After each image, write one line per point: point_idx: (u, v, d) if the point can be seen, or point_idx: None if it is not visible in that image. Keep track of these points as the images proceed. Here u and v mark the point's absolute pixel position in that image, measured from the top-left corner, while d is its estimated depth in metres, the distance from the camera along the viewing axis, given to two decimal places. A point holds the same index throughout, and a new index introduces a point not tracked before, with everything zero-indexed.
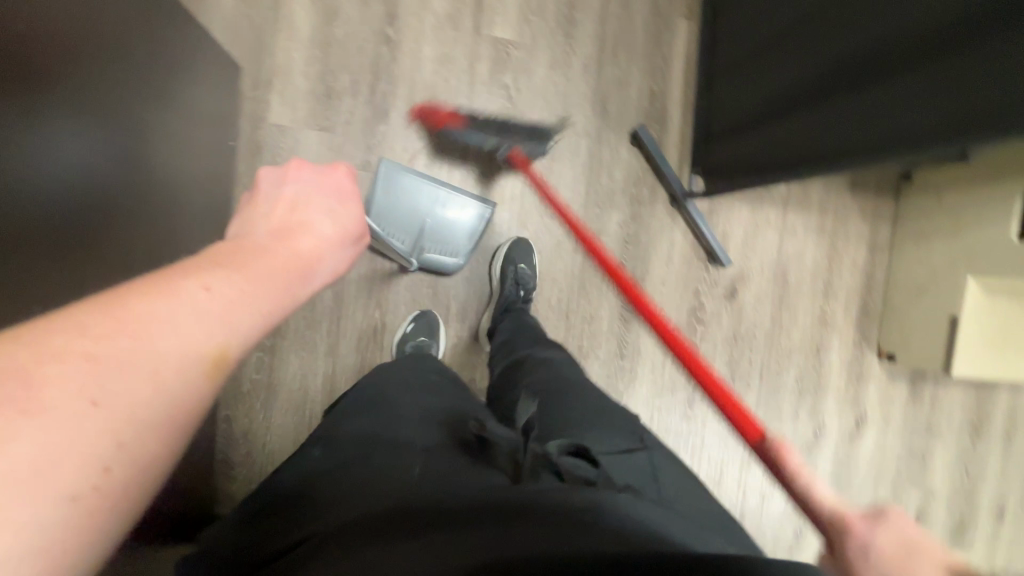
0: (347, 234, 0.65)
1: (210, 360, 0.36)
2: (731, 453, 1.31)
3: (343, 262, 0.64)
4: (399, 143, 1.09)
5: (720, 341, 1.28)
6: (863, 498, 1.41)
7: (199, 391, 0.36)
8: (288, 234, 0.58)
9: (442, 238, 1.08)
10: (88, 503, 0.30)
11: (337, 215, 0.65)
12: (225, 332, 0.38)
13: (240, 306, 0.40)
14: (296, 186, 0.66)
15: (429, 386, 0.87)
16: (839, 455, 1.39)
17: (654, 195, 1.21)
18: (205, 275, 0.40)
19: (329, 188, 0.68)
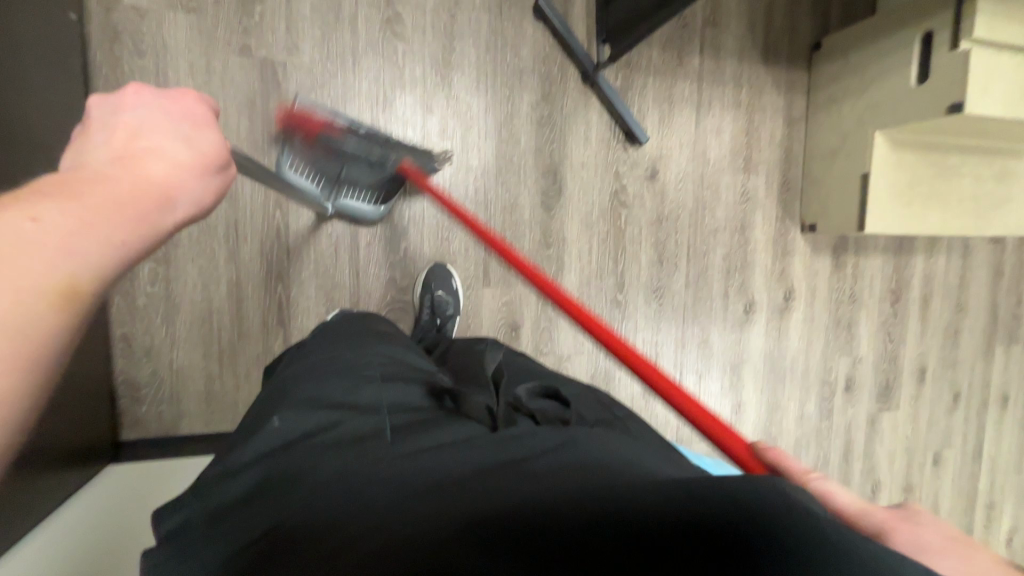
0: (208, 164, 0.44)
1: (65, 288, 0.32)
2: (665, 335, 1.32)
3: (209, 198, 0.45)
4: (280, 25, 1.00)
5: (645, 224, 1.27)
6: (797, 370, 1.46)
7: (57, 322, 0.31)
8: (124, 163, 0.40)
9: (365, 185, 1.03)
10: None
11: (191, 137, 0.45)
12: (70, 260, 0.32)
13: (87, 231, 0.34)
14: (137, 117, 0.45)
15: (380, 340, 0.76)
16: (770, 331, 1.42)
17: (565, 72, 1.17)
18: (34, 201, 0.33)
19: (179, 113, 0.46)
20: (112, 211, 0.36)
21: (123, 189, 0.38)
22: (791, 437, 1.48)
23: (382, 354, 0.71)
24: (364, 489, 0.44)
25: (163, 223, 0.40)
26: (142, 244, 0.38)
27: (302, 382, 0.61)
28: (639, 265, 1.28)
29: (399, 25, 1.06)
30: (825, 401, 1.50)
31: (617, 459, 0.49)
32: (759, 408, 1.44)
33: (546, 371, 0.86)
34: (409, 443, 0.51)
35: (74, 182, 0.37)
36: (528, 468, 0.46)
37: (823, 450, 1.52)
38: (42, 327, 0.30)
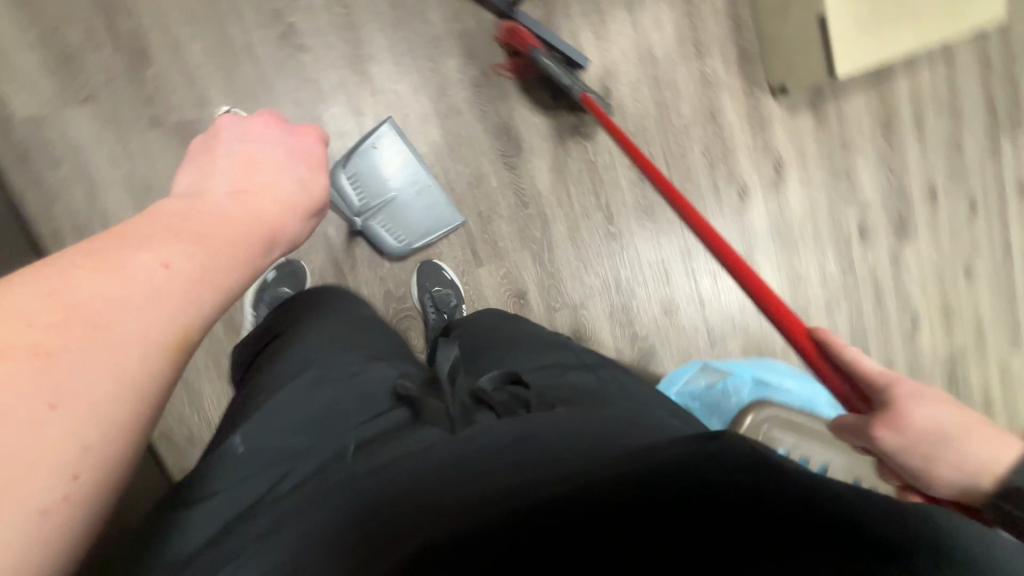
0: (307, 203, 0.59)
1: (176, 340, 0.39)
2: (669, 249, 1.30)
3: (304, 232, 0.60)
4: (180, 81, 0.94)
5: (615, 147, 1.23)
6: (808, 235, 1.44)
7: (171, 371, 0.39)
8: (242, 198, 0.53)
9: (398, 219, 1.07)
10: (70, 500, 0.32)
11: (300, 179, 0.60)
12: (184, 312, 0.40)
13: (196, 284, 0.41)
14: (260, 147, 0.60)
15: (347, 331, 0.74)
16: (771, 207, 1.39)
17: (482, 22, 1.09)
18: (158, 249, 0.41)
19: (298, 154, 0.62)
20: (221, 256, 0.44)
21: (227, 234, 0.47)
22: (820, 299, 1.48)
23: (348, 353, 0.69)
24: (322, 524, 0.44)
25: (255, 264, 0.48)
26: (241, 284, 0.46)
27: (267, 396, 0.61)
28: (622, 190, 1.24)
29: (297, 35, 0.99)
30: (843, 254, 1.48)
31: (585, 441, 0.48)
32: (780, 284, 1.43)
33: (532, 330, 0.84)
34: (366, 458, 0.51)
35: (192, 220, 0.46)
36: (487, 472, 0.45)
37: (855, 302, 1.52)
38: (156, 378, 0.38)
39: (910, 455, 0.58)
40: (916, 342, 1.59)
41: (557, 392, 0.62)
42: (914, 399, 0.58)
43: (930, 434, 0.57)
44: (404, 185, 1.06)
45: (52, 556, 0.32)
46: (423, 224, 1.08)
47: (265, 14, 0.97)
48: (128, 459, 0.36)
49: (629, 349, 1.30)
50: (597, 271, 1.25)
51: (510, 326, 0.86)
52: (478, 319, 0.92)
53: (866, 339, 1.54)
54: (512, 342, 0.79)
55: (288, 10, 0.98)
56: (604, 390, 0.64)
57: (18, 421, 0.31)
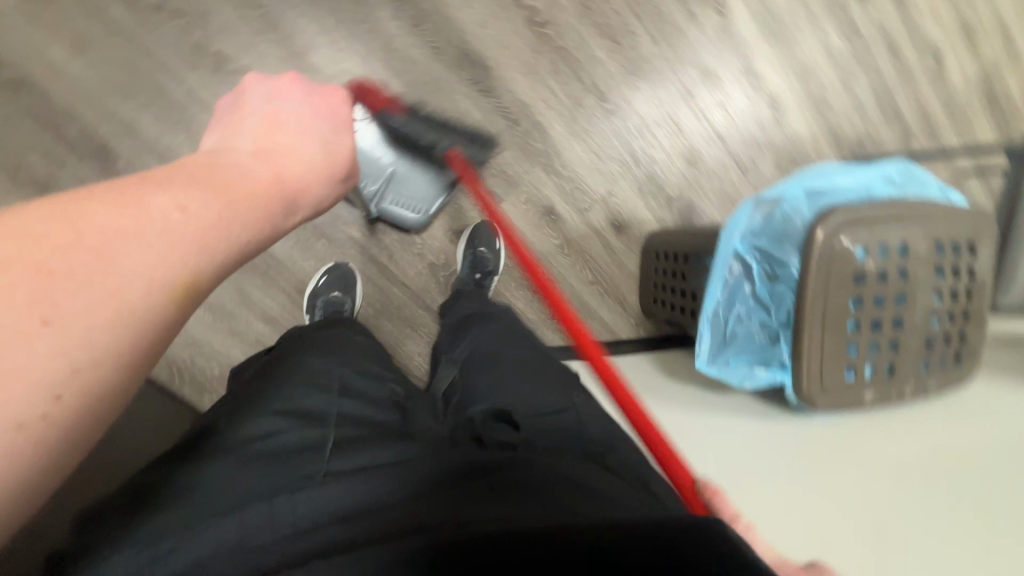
0: (336, 170, 0.63)
1: (182, 285, 0.37)
2: (669, 101, 1.25)
3: (328, 194, 0.63)
4: (150, 158, 0.92)
5: (577, 22, 1.15)
6: (801, 19, 1.34)
7: (178, 315, 0.38)
8: (261, 155, 0.53)
9: (406, 193, 1.04)
10: (45, 425, 0.31)
11: (323, 140, 0.63)
12: (198, 256, 0.39)
13: (211, 232, 0.40)
14: (285, 108, 0.63)
15: (354, 356, 0.79)
16: (754, 9, 1.29)
17: None
18: (179, 193, 0.40)
19: (324, 114, 0.67)
20: (236, 210, 0.43)
21: (245, 190, 0.46)
22: (834, 80, 1.42)
23: (346, 363, 0.76)
24: (287, 505, 0.48)
25: (268, 226, 0.47)
26: (255, 241, 0.45)
27: (271, 396, 0.66)
28: (601, 63, 1.18)
29: (229, 59, 0.94)
30: (843, 22, 1.39)
31: (547, 476, 0.52)
32: (791, 84, 1.37)
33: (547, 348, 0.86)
34: (340, 462, 0.56)
35: (206, 171, 0.46)
36: (446, 496, 0.49)
37: (871, 66, 1.44)
38: (158, 321, 0.36)
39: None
40: (945, 76, 1.51)
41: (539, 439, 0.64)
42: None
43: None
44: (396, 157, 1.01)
45: (28, 464, 0.30)
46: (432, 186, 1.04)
47: (189, 53, 0.92)
48: (123, 388, 0.35)
49: (670, 214, 1.30)
50: (610, 154, 1.22)
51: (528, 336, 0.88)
52: (502, 315, 0.93)
53: (893, 98, 1.48)
54: (526, 361, 0.78)
55: (207, 38, 0.92)
56: (582, 431, 0.65)
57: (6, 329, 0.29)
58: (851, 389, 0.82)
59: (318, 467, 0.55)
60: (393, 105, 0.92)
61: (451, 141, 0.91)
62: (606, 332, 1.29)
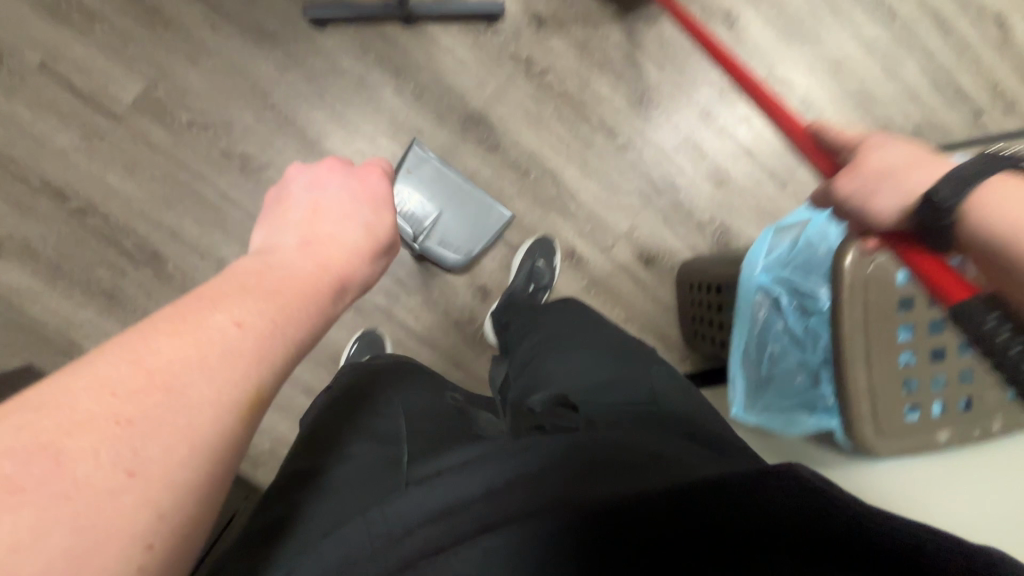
0: (377, 247, 0.60)
1: (248, 400, 0.37)
2: (686, 123, 1.20)
3: (372, 275, 0.60)
4: (194, 257, 1.01)
5: (577, 63, 1.14)
6: (824, 13, 1.25)
7: (249, 427, 0.37)
8: (307, 249, 0.54)
9: (450, 236, 1.09)
10: (141, 571, 0.31)
11: (367, 224, 0.60)
12: (261, 369, 0.39)
13: (273, 337, 0.40)
14: (326, 195, 0.61)
15: (423, 382, 0.81)
16: (769, 14, 1.22)
17: (388, 37, 1.06)
18: (230, 304, 0.40)
19: (365, 198, 0.63)
20: (296, 309, 0.43)
21: (303, 287, 0.46)
22: (875, 70, 1.29)
23: (420, 391, 0.77)
24: (379, 518, 0.44)
25: (325, 314, 0.47)
26: (314, 333, 0.45)
27: (351, 421, 0.67)
28: (606, 98, 1.16)
29: (252, 158, 1.02)
30: (875, 8, 1.28)
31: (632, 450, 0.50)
32: (823, 83, 1.27)
33: (631, 346, 0.85)
34: (418, 470, 0.54)
35: (263, 273, 0.46)
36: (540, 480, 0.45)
37: (918, 46, 1.30)
38: (231, 443, 0.36)
39: (855, 193, 0.57)
40: (1010, 43, 1.35)
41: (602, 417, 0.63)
42: (873, 147, 0.57)
43: (877, 172, 0.56)
44: (446, 201, 1.09)
45: None
46: (476, 229, 1.10)
47: (217, 158, 1.01)
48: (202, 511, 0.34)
49: (703, 239, 1.23)
50: (628, 188, 1.19)
51: (604, 334, 0.88)
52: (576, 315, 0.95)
53: (951, 77, 1.33)
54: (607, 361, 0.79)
55: (231, 142, 1.02)
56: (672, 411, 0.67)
57: (94, 489, 0.30)
58: (917, 430, 0.71)
59: (396, 481, 0.54)
60: None
61: None
62: None
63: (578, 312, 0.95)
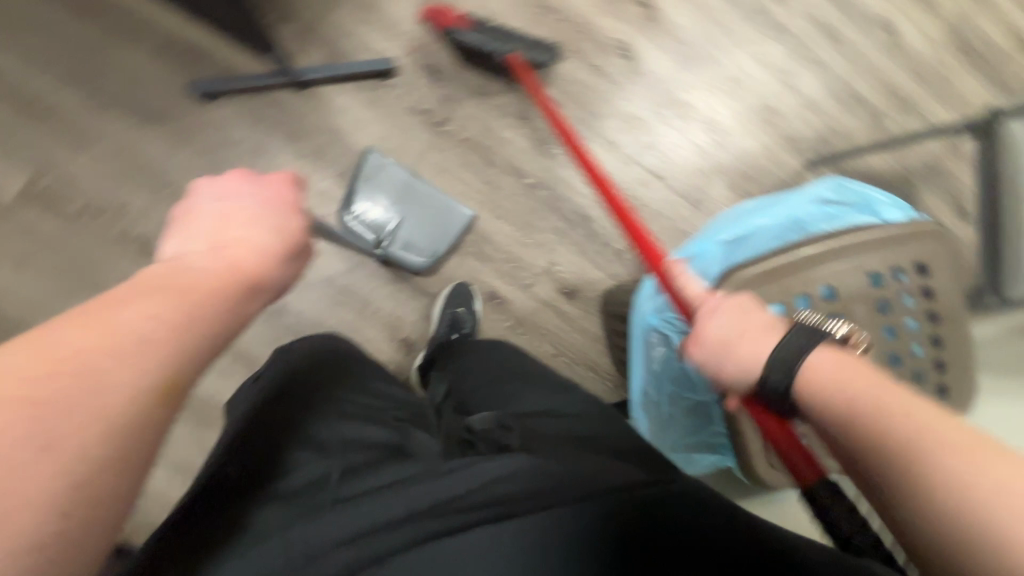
0: (289, 249, 0.57)
1: (160, 388, 0.41)
2: (591, 155, 1.22)
3: (288, 275, 0.58)
4: None
5: (476, 109, 1.15)
6: (717, 35, 1.29)
7: (159, 419, 0.41)
8: (217, 254, 0.52)
9: (412, 240, 1.12)
10: (56, 537, 0.35)
11: (277, 228, 0.58)
12: (169, 362, 0.42)
13: (185, 332, 0.44)
14: (234, 202, 0.58)
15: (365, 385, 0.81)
16: (662, 41, 1.25)
17: (280, 103, 1.06)
18: (142, 302, 0.43)
19: (274, 203, 0.60)
20: (204, 307, 0.46)
21: (217, 286, 0.48)
22: (773, 84, 1.33)
23: (361, 394, 0.78)
24: (299, 538, 0.54)
25: (236, 311, 0.49)
26: (227, 333, 0.48)
27: (299, 419, 0.69)
28: (510, 140, 1.17)
29: (150, 239, 1.00)
30: (766, 25, 1.32)
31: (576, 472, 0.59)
32: (724, 101, 1.30)
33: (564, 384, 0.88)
34: (352, 485, 0.60)
35: (174, 276, 0.48)
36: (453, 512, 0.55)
37: (811, 57, 1.35)
38: (147, 426, 0.40)
39: (705, 363, 0.60)
40: (900, 44, 1.39)
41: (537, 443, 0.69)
42: (708, 317, 0.61)
43: (720, 346, 0.58)
44: (407, 204, 1.11)
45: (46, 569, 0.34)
46: (438, 231, 1.13)
47: (113, 242, 0.99)
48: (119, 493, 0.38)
49: (624, 266, 1.25)
50: (541, 225, 1.20)
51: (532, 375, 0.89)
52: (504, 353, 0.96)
53: (846, 83, 1.37)
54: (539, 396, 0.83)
55: (127, 225, 1.00)
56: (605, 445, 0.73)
57: (9, 464, 0.34)
58: None
59: (329, 494, 0.59)
60: (464, 23, 1.09)
61: (510, 48, 1.07)
62: None
63: (505, 352, 0.96)
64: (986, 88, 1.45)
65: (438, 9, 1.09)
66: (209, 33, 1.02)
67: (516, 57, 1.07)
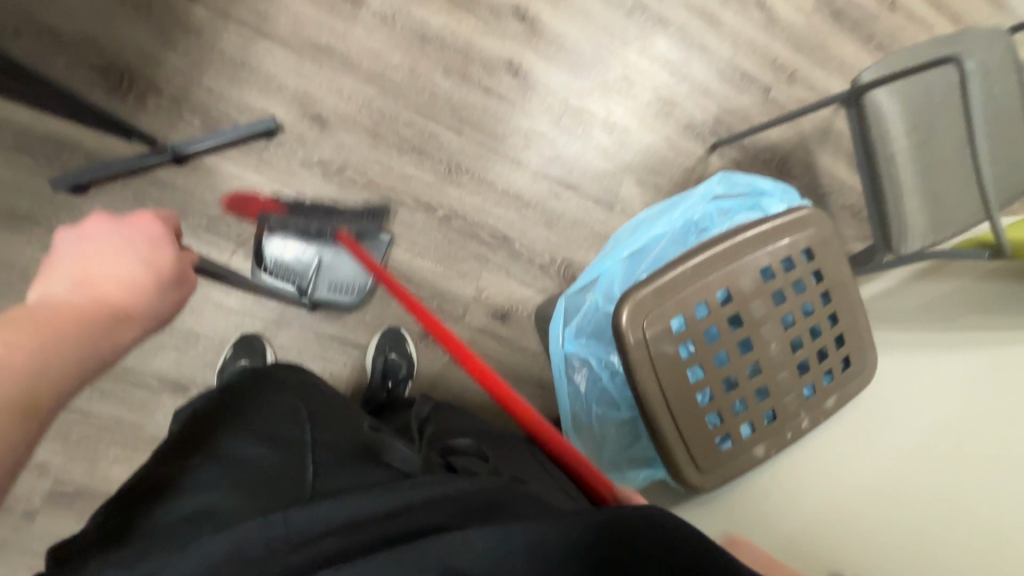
0: (166, 282, 0.52)
1: (16, 405, 0.35)
2: (499, 176, 1.22)
3: (167, 311, 0.52)
4: None
5: (373, 151, 1.13)
6: (601, 38, 1.30)
7: (22, 445, 0.34)
8: (80, 292, 0.46)
9: (337, 278, 1.09)
10: None
11: (150, 260, 0.52)
12: (34, 385, 0.36)
13: (43, 354, 0.38)
14: (96, 243, 0.51)
15: (323, 391, 0.78)
16: (549, 53, 1.26)
17: (164, 182, 1.01)
18: None
19: (141, 238, 0.53)
20: (68, 332, 0.41)
21: (80, 316, 0.43)
22: (665, 77, 1.36)
23: (321, 400, 0.75)
24: (279, 520, 0.48)
25: (105, 339, 0.44)
26: (93, 363, 0.42)
27: (251, 421, 0.67)
28: (414, 176, 1.16)
29: None
30: (648, 21, 1.34)
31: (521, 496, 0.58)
32: (620, 101, 1.32)
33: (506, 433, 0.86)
34: (326, 484, 0.58)
35: (27, 308, 0.42)
36: (439, 511, 0.53)
37: (695, 45, 1.38)
38: (1, 442, 0.33)
39: None
40: (776, 20, 1.45)
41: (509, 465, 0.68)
42: None
43: None
44: (321, 247, 1.08)
45: None
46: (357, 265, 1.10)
47: None
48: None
49: (550, 279, 1.26)
50: (462, 254, 1.20)
51: (472, 425, 0.87)
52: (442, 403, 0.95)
53: (733, 63, 1.42)
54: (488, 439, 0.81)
55: None
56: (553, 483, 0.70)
57: None
58: (736, 455, 0.76)
59: (303, 490, 0.57)
60: (274, 206, 1.00)
61: (337, 228, 1.03)
62: None
63: (441, 401, 0.95)
64: (860, 49, 1.53)
65: (236, 196, 0.97)
66: (69, 122, 0.96)
67: (346, 233, 1.03)
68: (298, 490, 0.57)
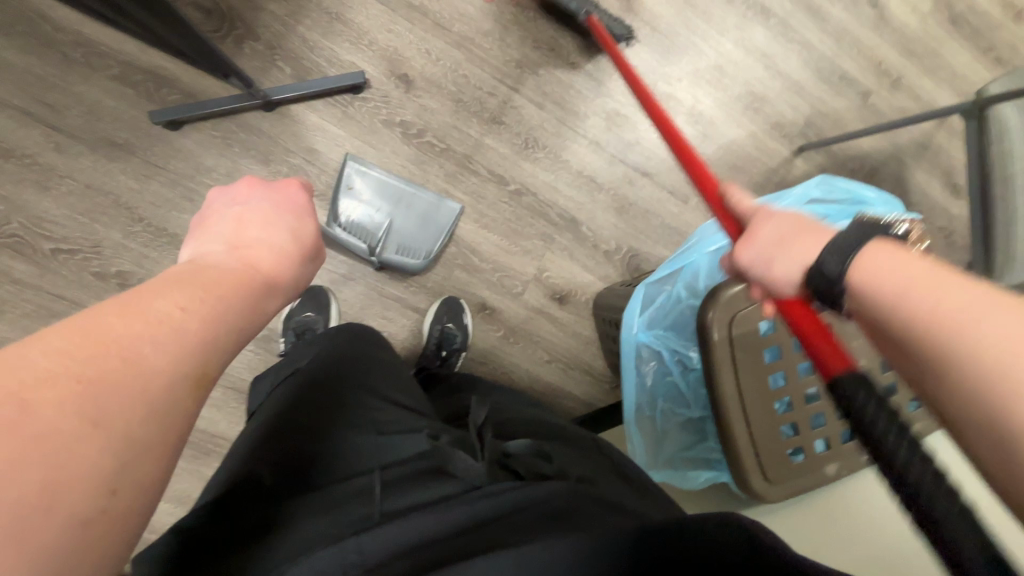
0: (306, 252, 0.53)
1: (197, 373, 0.37)
2: (576, 157, 1.19)
3: (303, 279, 0.54)
4: None
5: (453, 116, 1.12)
6: (697, 22, 1.24)
7: (196, 412, 0.36)
8: (236, 255, 0.47)
9: (405, 241, 1.09)
10: (97, 523, 0.30)
11: (295, 231, 0.54)
12: (208, 350, 0.38)
13: (218, 323, 0.39)
14: (252, 207, 0.53)
15: (385, 374, 0.77)
16: (642, 34, 1.21)
17: (251, 126, 1.03)
18: (177, 294, 0.39)
19: (287, 208, 0.55)
20: (235, 299, 0.42)
21: (242, 286, 0.44)
22: (759, 69, 1.29)
23: (385, 394, 0.73)
24: (353, 547, 0.48)
25: (260, 310, 0.45)
26: (250, 331, 0.43)
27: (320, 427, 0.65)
28: (490, 148, 1.14)
29: (131, 275, 0.99)
30: (749, 8, 1.27)
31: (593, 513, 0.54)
32: (709, 91, 1.26)
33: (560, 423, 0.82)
34: (393, 501, 0.56)
35: (195, 271, 0.43)
36: (506, 524, 0.51)
37: (796, 39, 1.31)
38: (184, 409, 0.35)
39: (755, 262, 0.54)
40: (887, 20, 1.35)
41: (572, 467, 0.66)
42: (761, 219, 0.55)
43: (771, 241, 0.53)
44: (392, 209, 1.09)
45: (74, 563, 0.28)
46: (426, 230, 1.10)
47: (92, 284, 0.97)
48: (155, 485, 0.33)
49: (614, 267, 1.24)
50: (528, 232, 1.18)
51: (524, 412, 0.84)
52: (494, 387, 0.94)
53: (833, 63, 1.34)
54: (546, 431, 0.77)
55: (105, 264, 0.98)
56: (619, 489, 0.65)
57: (54, 440, 0.28)
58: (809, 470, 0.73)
59: (371, 508, 0.55)
60: None
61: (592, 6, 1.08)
62: (580, 405, 1.24)
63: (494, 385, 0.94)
64: (975, 60, 1.42)
65: None
66: (170, 58, 0.98)
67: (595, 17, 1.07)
68: (367, 508, 0.55)
